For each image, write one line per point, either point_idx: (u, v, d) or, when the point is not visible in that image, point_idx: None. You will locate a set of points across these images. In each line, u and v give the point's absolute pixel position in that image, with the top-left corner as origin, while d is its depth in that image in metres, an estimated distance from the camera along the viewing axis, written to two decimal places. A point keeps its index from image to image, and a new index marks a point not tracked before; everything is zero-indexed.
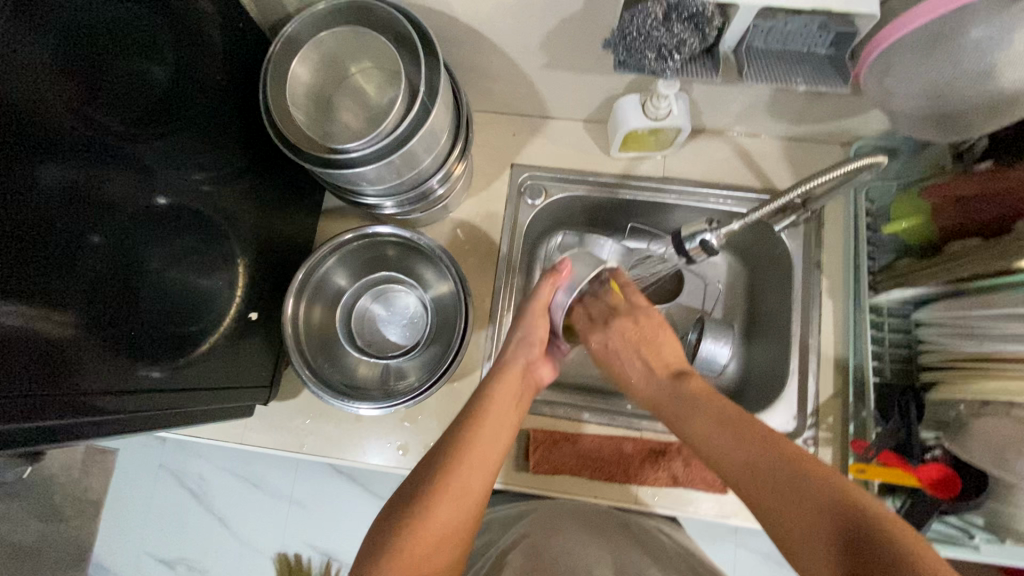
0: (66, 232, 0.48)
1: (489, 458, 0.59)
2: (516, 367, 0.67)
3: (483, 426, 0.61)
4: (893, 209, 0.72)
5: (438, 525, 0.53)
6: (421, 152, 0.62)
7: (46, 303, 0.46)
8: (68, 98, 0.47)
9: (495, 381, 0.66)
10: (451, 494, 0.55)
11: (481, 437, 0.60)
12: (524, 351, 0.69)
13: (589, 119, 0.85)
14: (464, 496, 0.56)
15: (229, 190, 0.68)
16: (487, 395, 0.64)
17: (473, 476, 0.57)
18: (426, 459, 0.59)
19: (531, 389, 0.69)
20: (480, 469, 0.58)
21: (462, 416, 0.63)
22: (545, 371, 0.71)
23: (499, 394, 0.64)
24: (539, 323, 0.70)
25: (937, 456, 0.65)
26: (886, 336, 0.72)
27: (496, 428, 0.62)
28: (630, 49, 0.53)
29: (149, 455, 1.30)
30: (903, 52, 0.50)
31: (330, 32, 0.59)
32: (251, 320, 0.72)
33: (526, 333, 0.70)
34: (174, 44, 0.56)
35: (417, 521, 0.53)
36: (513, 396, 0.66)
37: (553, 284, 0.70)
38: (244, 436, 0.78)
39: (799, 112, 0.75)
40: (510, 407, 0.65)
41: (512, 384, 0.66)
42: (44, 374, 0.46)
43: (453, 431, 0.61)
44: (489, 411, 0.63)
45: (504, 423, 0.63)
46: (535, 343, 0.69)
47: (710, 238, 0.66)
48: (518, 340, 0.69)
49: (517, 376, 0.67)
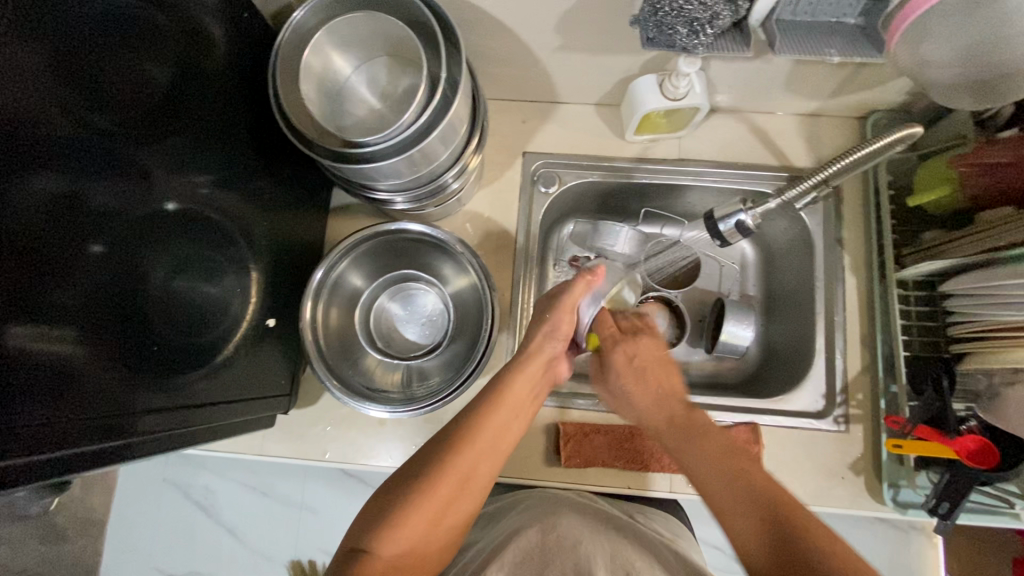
0: (68, 243, 0.45)
1: (497, 447, 0.58)
2: (540, 358, 0.66)
3: (497, 414, 0.59)
4: (918, 180, 0.71)
5: (441, 504, 0.53)
6: (441, 145, 0.59)
7: (51, 321, 0.43)
8: (64, 104, 0.44)
9: (517, 369, 0.64)
10: (459, 477, 0.54)
11: (492, 425, 0.59)
12: (551, 347, 0.67)
13: (600, 102, 0.83)
14: (470, 480, 0.55)
15: (237, 193, 0.64)
16: (506, 381, 0.63)
17: (481, 462, 0.56)
18: (437, 438, 0.58)
19: (548, 381, 0.68)
20: (490, 457, 0.57)
21: (477, 400, 0.61)
22: (562, 368, 0.69)
23: (520, 380, 0.63)
24: (566, 321, 0.68)
25: (972, 428, 0.65)
26: (912, 310, 0.72)
27: (508, 421, 0.60)
28: (660, 25, 0.51)
29: (152, 469, 1.26)
30: (942, 18, 0.49)
31: (341, 19, 0.55)
32: (269, 327, 0.69)
33: (553, 329, 0.68)
34: (171, 40, 0.53)
35: (424, 496, 0.52)
36: (530, 388, 0.64)
37: (587, 284, 0.69)
38: (262, 447, 0.75)
39: (818, 86, 0.73)
40: (526, 401, 0.63)
41: (531, 375, 0.64)
42: (59, 398, 0.43)
43: (465, 414, 0.60)
44: (507, 398, 0.61)
45: (518, 414, 0.62)
46: (561, 338, 0.68)
47: (744, 217, 0.65)
48: (544, 333, 0.67)
49: (539, 368, 0.66)
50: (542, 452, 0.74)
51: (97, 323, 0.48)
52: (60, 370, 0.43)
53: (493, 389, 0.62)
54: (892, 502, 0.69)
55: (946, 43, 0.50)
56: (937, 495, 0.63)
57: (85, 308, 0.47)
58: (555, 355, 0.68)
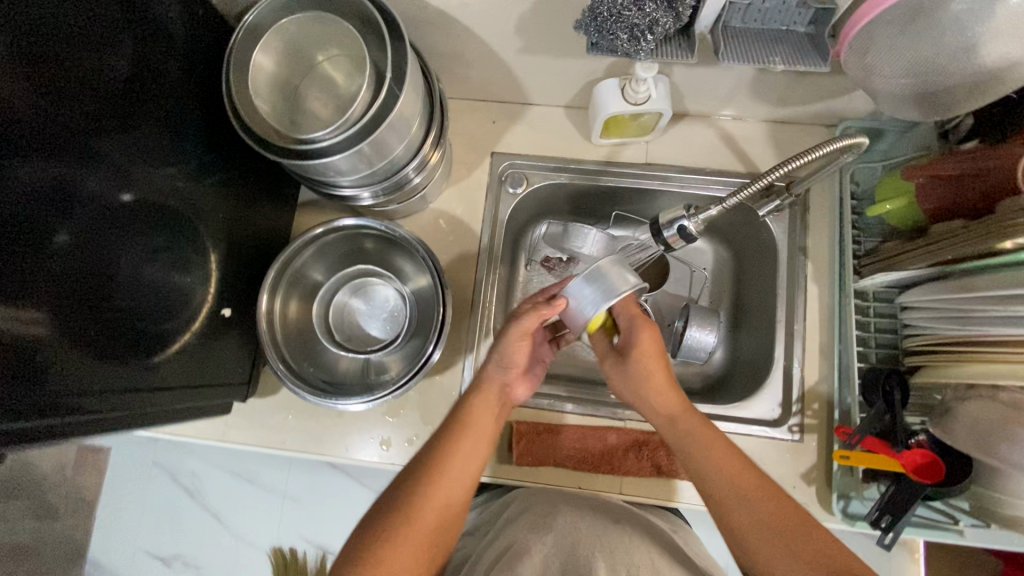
0: (32, 231, 0.47)
1: (465, 476, 0.58)
2: (492, 386, 0.64)
3: (461, 441, 0.59)
4: (878, 192, 0.70)
5: (414, 544, 0.53)
6: (392, 140, 0.60)
7: (11, 303, 0.46)
8: (18, 91, 0.45)
9: (470, 399, 0.63)
10: (430, 513, 0.55)
11: (458, 453, 0.59)
12: (501, 370, 0.65)
13: (570, 104, 0.84)
14: (441, 514, 0.55)
15: (204, 184, 0.65)
16: (466, 410, 0.62)
17: (449, 493, 0.56)
18: (402, 476, 0.58)
19: (506, 409, 0.66)
20: (459, 487, 0.57)
21: (440, 431, 0.61)
22: (519, 392, 0.67)
23: (477, 408, 0.62)
24: (522, 346, 0.64)
25: (921, 441, 0.64)
26: (870, 321, 0.71)
27: (473, 448, 0.60)
28: (601, 30, 0.52)
29: (142, 453, 1.28)
30: (884, 29, 0.49)
31: (292, 19, 0.58)
32: (224, 317, 0.70)
33: (506, 354, 0.64)
34: (133, 34, 0.54)
35: (394, 539, 0.52)
36: (494, 417, 0.64)
37: (541, 317, 0.62)
38: (225, 434, 0.77)
39: (783, 93, 0.73)
40: (487, 426, 0.62)
41: (488, 405, 0.63)
42: (16, 376, 0.46)
43: (428, 448, 0.60)
44: (468, 426, 0.61)
45: (483, 437, 0.61)
46: (512, 367, 0.65)
47: (687, 224, 0.66)
48: (494, 365, 0.65)
49: (493, 399, 0.64)
50: (495, 449, 0.75)
51: (57, 303, 0.50)
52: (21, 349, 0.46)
53: (452, 421, 0.62)
54: (841, 513, 0.68)
55: (890, 54, 0.50)
56: (880, 508, 0.63)
57: (44, 287, 0.49)
58: (509, 385, 0.66)
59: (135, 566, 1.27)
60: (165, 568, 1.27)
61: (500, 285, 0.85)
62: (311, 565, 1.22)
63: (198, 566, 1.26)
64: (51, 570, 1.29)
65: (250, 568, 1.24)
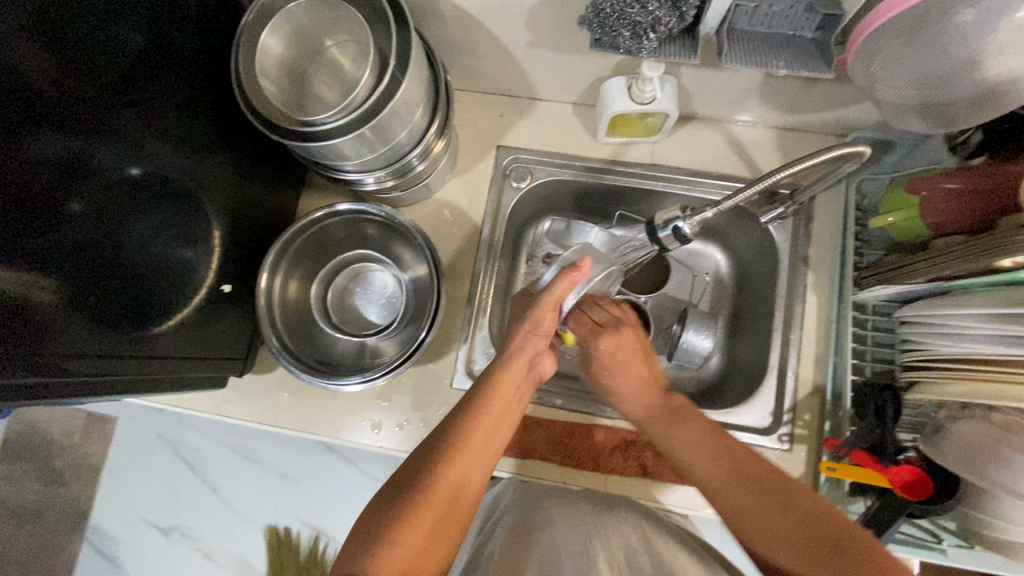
0: (44, 196, 0.49)
1: (488, 453, 0.58)
2: (518, 364, 0.64)
3: (478, 424, 0.59)
4: (883, 203, 0.69)
5: (428, 526, 0.52)
6: (395, 125, 0.61)
7: (17, 264, 0.47)
8: (40, 64, 0.48)
9: (499, 371, 0.63)
10: (443, 494, 0.54)
11: (478, 432, 0.58)
12: (533, 344, 0.66)
13: (578, 102, 0.84)
14: (455, 497, 0.55)
15: (215, 161, 0.67)
16: (487, 389, 0.62)
17: (464, 476, 0.56)
18: (416, 458, 0.57)
19: (533, 380, 0.67)
20: (474, 469, 0.57)
21: (456, 413, 0.60)
22: (546, 365, 0.69)
23: (503, 384, 0.62)
24: (549, 318, 0.66)
25: (910, 458, 0.64)
26: (868, 334, 0.70)
27: (495, 425, 0.60)
28: (603, 26, 0.53)
29: (146, 424, 1.31)
30: (889, 37, 0.48)
31: (300, 3, 0.59)
32: (225, 292, 0.71)
33: (534, 327, 0.66)
34: (148, 9, 0.56)
35: (410, 518, 0.52)
36: (512, 401, 0.63)
37: (571, 280, 0.65)
38: (222, 408, 0.79)
39: (792, 100, 0.72)
40: (512, 403, 0.62)
41: (513, 381, 0.63)
42: (16, 334, 0.47)
43: (443, 429, 0.59)
44: (491, 403, 0.61)
45: (505, 417, 0.61)
46: (544, 335, 0.66)
47: (682, 225, 0.66)
48: (525, 332, 0.66)
49: (521, 370, 0.64)
50: None
51: (62, 268, 0.52)
52: (23, 309, 0.48)
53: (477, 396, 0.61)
54: None
55: (895, 63, 0.50)
56: (862, 521, 0.62)
57: (52, 253, 0.50)
58: (538, 353, 0.66)
59: (134, 535, 1.30)
60: (163, 538, 1.29)
61: (499, 278, 0.85)
62: (304, 544, 1.24)
63: (194, 538, 1.28)
64: (53, 532, 1.32)
65: (245, 543, 1.26)
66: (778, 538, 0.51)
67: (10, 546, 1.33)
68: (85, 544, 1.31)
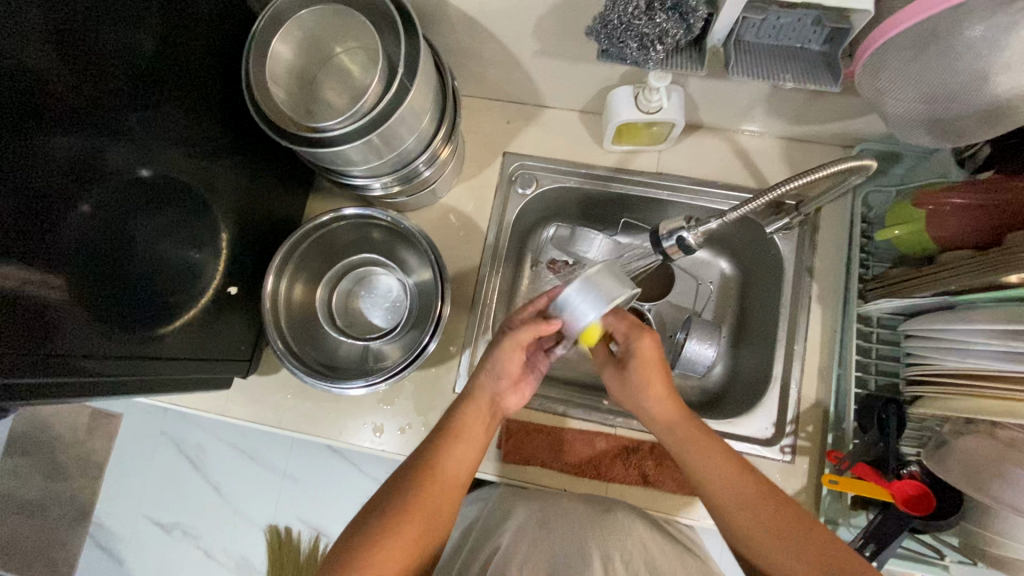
0: (55, 198, 0.50)
1: (457, 479, 0.59)
2: (485, 395, 0.64)
3: (450, 447, 0.60)
4: (890, 216, 0.69)
5: (406, 541, 0.54)
6: (403, 132, 0.62)
7: (27, 265, 0.48)
8: (55, 65, 0.48)
9: (468, 398, 0.64)
10: (419, 516, 0.56)
11: (448, 460, 0.59)
12: (494, 384, 0.64)
13: (585, 109, 0.84)
14: (429, 515, 0.56)
15: (223, 164, 0.68)
16: (457, 416, 0.62)
17: (436, 497, 0.57)
18: (393, 480, 0.59)
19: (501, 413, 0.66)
20: (446, 489, 0.58)
21: (430, 438, 0.61)
22: (512, 401, 0.66)
23: (472, 412, 0.63)
24: (515, 360, 0.62)
25: (914, 473, 0.63)
26: (873, 347, 0.70)
27: (466, 452, 0.60)
28: (611, 37, 0.53)
29: (152, 422, 1.32)
30: (896, 52, 0.48)
31: (311, 10, 0.60)
32: (230, 294, 0.72)
33: (497, 366, 0.63)
34: (160, 14, 0.57)
35: (385, 542, 0.53)
36: (483, 425, 0.63)
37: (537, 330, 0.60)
38: (226, 408, 0.80)
39: (800, 111, 0.72)
40: (482, 430, 0.63)
41: (484, 409, 0.64)
42: (24, 335, 0.48)
43: (418, 453, 0.60)
44: (462, 430, 0.61)
45: (476, 443, 0.62)
46: (505, 377, 0.64)
47: (687, 235, 0.66)
48: (486, 374, 0.64)
49: (489, 401, 0.64)
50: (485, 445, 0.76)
51: (72, 269, 0.52)
52: (32, 311, 0.48)
53: (449, 423, 0.62)
54: None
55: (902, 78, 0.50)
56: (864, 535, 0.61)
57: (61, 252, 0.51)
58: (500, 392, 0.65)
59: (136, 532, 1.31)
60: (164, 535, 1.30)
61: (503, 283, 0.86)
62: (305, 545, 1.24)
63: (195, 536, 1.28)
64: (56, 527, 1.34)
65: (246, 542, 1.27)
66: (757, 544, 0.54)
67: (14, 539, 1.35)
68: (87, 539, 1.32)
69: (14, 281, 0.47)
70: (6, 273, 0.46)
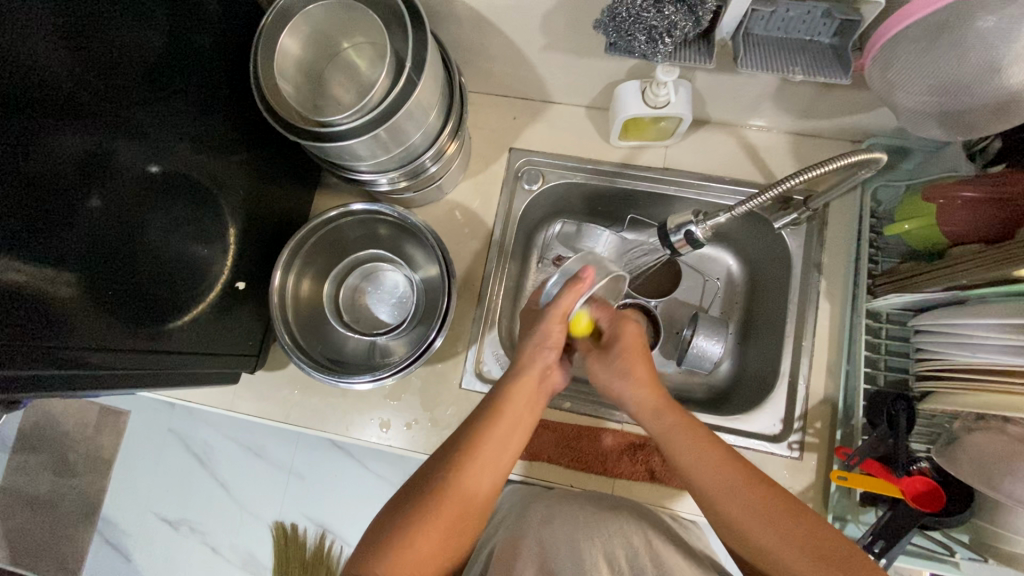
0: (65, 192, 0.50)
1: (497, 464, 0.59)
2: (534, 372, 0.65)
3: (495, 429, 0.60)
4: (900, 211, 0.69)
5: (444, 530, 0.55)
6: (410, 127, 0.62)
7: (38, 260, 0.48)
8: (63, 61, 0.49)
9: (511, 379, 0.64)
10: (453, 506, 0.55)
11: (487, 446, 0.59)
12: (544, 358, 0.65)
13: (591, 105, 0.84)
14: (468, 502, 0.57)
15: (231, 160, 0.68)
16: (499, 399, 0.62)
17: (479, 482, 0.57)
18: (427, 467, 0.59)
19: (545, 392, 0.67)
20: (489, 475, 0.58)
21: (472, 420, 0.61)
22: (557, 378, 0.68)
23: (514, 394, 0.63)
24: (559, 331, 0.65)
25: (924, 469, 0.63)
26: (882, 342, 0.70)
27: (505, 437, 0.60)
28: (619, 30, 0.53)
29: (159, 418, 1.32)
30: (908, 44, 0.48)
31: (318, 5, 0.60)
32: (238, 289, 0.72)
33: (540, 341, 0.65)
34: (168, 10, 0.57)
35: (414, 535, 0.53)
36: (525, 407, 0.64)
37: (575, 292, 0.63)
38: (234, 404, 0.80)
39: (808, 105, 0.72)
40: (523, 414, 0.63)
41: (526, 392, 0.64)
42: (36, 328, 0.48)
43: (460, 435, 0.60)
44: (502, 413, 0.61)
45: (516, 428, 0.62)
46: (552, 348, 0.66)
47: (695, 229, 0.66)
48: (534, 346, 0.66)
49: (533, 380, 0.65)
50: None
51: (83, 264, 0.53)
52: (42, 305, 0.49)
53: (489, 405, 0.62)
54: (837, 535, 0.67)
55: (913, 70, 0.50)
56: (872, 532, 0.61)
57: (72, 247, 0.51)
58: (550, 365, 0.66)
59: (144, 528, 1.32)
60: (172, 532, 1.31)
61: (509, 279, 0.86)
62: (311, 542, 1.25)
63: (203, 533, 1.29)
64: (65, 523, 1.35)
65: (252, 538, 1.27)
66: (752, 537, 0.53)
67: (23, 534, 1.36)
68: (96, 534, 1.33)
69: (24, 275, 0.47)
70: (16, 267, 0.46)
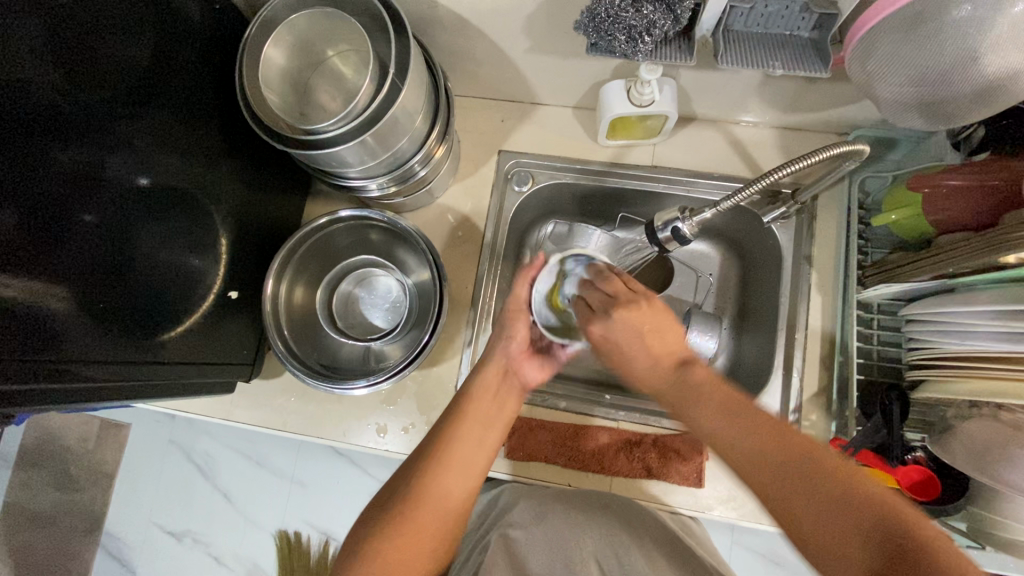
0: (58, 208, 0.51)
1: (470, 462, 0.58)
2: (495, 366, 0.66)
3: (465, 429, 0.60)
4: (886, 201, 0.69)
5: (416, 534, 0.54)
6: (396, 132, 0.62)
7: (29, 277, 0.49)
8: (51, 78, 0.49)
9: (473, 376, 0.65)
10: (427, 509, 0.55)
11: (458, 444, 0.59)
12: (504, 353, 0.66)
13: (578, 105, 0.84)
14: (443, 506, 0.56)
15: (220, 170, 0.68)
16: (466, 396, 0.63)
17: (451, 482, 0.57)
18: (402, 470, 0.59)
19: (516, 388, 0.66)
20: (460, 476, 0.57)
21: (442, 423, 0.62)
22: (530, 373, 0.67)
23: (478, 390, 0.63)
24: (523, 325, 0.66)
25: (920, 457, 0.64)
26: (874, 333, 0.70)
27: (475, 432, 0.60)
28: (599, 30, 0.53)
29: (159, 431, 1.32)
30: (885, 36, 0.48)
31: (302, 14, 0.61)
32: (231, 299, 0.72)
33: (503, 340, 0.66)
34: (154, 23, 0.57)
35: (388, 539, 0.53)
36: (494, 406, 0.63)
37: (529, 277, 0.66)
38: (231, 413, 0.80)
39: (793, 99, 0.72)
40: (492, 409, 0.63)
41: (489, 387, 0.64)
42: (31, 344, 0.49)
43: (432, 437, 0.60)
44: (470, 410, 0.62)
45: (486, 423, 0.61)
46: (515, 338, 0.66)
47: (681, 226, 0.66)
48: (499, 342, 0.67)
49: (498, 375, 0.65)
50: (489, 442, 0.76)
51: (77, 279, 0.53)
52: (35, 320, 0.49)
53: (458, 404, 0.63)
54: None
55: (891, 61, 0.50)
56: None
57: (66, 261, 0.52)
58: (514, 360, 0.66)
59: (147, 540, 1.32)
60: (175, 543, 1.31)
61: (502, 281, 0.86)
62: (315, 550, 1.25)
63: (206, 544, 1.29)
64: (68, 538, 1.35)
65: (256, 548, 1.27)
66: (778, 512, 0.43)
67: (28, 550, 1.36)
68: (99, 548, 1.34)
69: (18, 291, 0.48)
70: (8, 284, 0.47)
